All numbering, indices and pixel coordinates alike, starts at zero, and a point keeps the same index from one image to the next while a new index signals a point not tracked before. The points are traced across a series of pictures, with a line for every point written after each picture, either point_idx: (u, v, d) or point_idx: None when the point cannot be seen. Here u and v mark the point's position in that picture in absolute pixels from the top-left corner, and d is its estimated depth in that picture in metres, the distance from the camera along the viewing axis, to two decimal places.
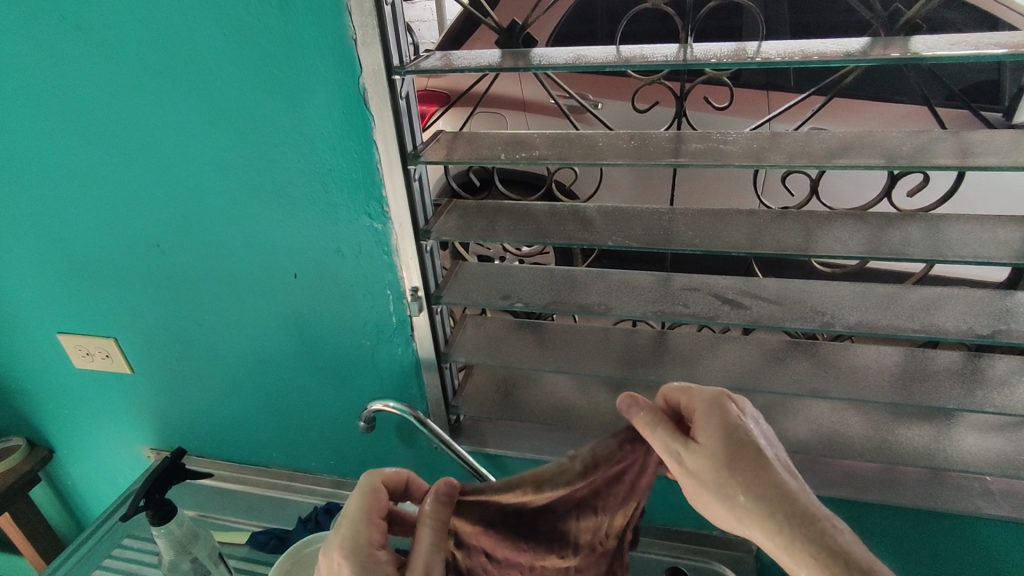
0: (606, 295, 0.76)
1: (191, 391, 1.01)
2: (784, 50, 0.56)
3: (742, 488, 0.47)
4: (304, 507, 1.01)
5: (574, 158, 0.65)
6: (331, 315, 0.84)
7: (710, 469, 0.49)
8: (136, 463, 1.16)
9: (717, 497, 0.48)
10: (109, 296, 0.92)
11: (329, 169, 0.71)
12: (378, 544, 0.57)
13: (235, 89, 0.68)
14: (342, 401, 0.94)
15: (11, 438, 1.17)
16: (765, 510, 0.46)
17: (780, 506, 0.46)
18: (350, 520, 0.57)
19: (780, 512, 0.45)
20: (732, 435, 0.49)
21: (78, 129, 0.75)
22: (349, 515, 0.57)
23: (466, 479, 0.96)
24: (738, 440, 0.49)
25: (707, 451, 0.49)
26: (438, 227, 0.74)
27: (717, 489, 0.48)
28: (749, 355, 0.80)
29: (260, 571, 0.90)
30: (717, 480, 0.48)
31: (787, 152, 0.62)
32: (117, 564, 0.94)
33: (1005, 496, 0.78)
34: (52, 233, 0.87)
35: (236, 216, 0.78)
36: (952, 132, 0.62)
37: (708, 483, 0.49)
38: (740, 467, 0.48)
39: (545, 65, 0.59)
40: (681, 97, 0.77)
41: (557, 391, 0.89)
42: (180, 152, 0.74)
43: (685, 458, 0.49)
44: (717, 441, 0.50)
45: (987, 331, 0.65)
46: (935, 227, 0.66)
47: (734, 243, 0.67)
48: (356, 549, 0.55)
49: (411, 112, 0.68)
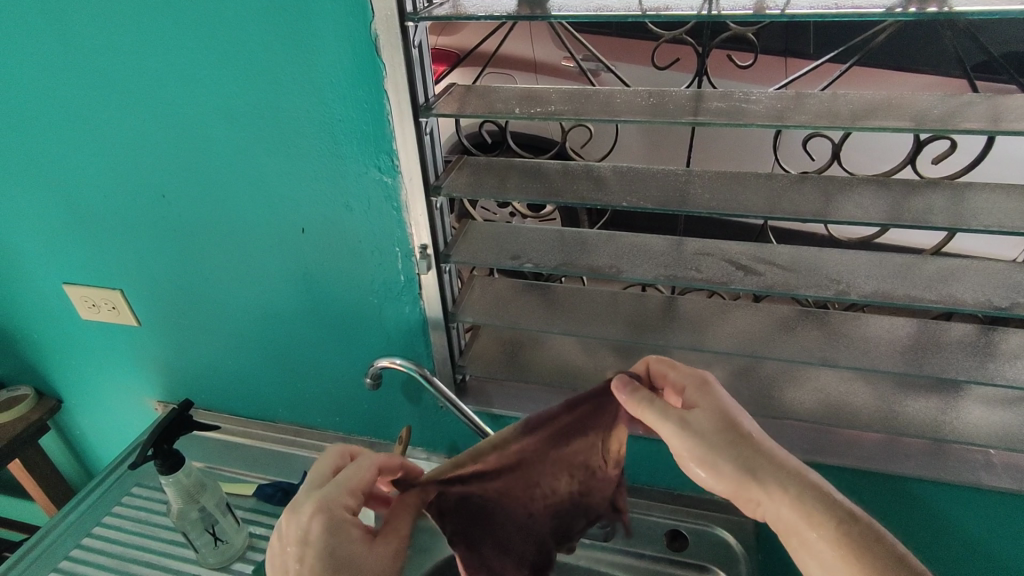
0: (617, 258, 0.75)
1: (199, 344, 1.01)
2: (816, 3, 0.53)
3: (734, 450, 0.58)
4: (308, 461, 1.03)
5: (590, 114, 0.63)
6: (339, 271, 0.84)
7: (710, 434, 0.59)
8: (142, 414, 1.17)
9: (717, 462, 0.58)
10: (114, 247, 0.91)
11: (339, 120, 0.69)
12: (354, 509, 0.60)
13: (241, 34, 0.66)
14: (348, 359, 0.94)
15: (20, 388, 1.18)
16: (762, 467, 0.58)
17: (768, 464, 0.58)
18: (337, 482, 0.60)
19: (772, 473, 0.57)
20: (720, 403, 0.61)
21: (81, 73, 0.73)
22: (336, 478, 0.61)
23: (471, 439, 0.97)
24: (725, 408, 0.61)
25: (703, 420, 0.60)
26: (449, 183, 0.73)
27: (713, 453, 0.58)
28: (760, 322, 0.79)
29: (268, 521, 0.92)
30: (713, 438, 0.59)
31: (812, 113, 0.60)
32: (126, 511, 0.96)
33: (1008, 468, 0.78)
34: (55, 181, 0.85)
35: (244, 166, 0.77)
36: (985, 96, 0.59)
37: (709, 444, 0.59)
38: (728, 433, 0.59)
39: (564, 15, 0.56)
40: (703, 54, 0.74)
41: (563, 353, 0.89)
42: (186, 100, 0.72)
43: (686, 431, 0.59)
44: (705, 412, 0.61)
45: (1005, 303, 0.64)
46: (960, 196, 0.64)
47: (752, 207, 0.65)
48: (334, 509, 0.58)
49: (423, 61, 0.65)
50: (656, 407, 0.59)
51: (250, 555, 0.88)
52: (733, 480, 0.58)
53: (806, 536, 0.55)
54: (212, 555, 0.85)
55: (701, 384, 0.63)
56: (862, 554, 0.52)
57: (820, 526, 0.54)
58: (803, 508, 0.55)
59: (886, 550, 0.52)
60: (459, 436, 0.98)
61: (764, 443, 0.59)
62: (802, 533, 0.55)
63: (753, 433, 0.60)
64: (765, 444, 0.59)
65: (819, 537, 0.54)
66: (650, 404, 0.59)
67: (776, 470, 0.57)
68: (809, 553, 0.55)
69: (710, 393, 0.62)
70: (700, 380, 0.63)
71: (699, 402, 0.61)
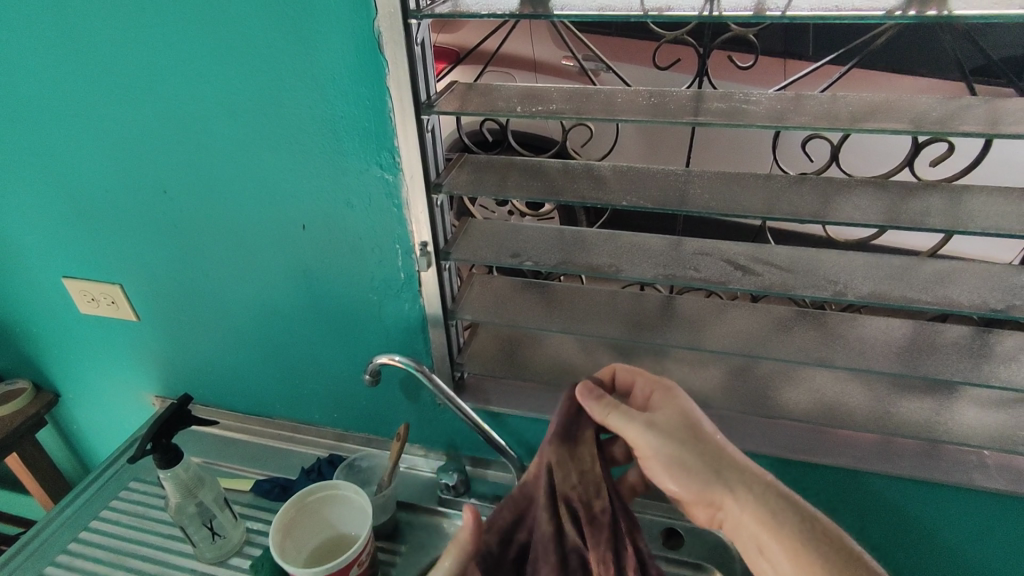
0: (616, 257, 0.75)
1: (197, 340, 1.01)
2: (817, 5, 0.53)
3: (695, 451, 0.61)
4: (306, 458, 1.03)
5: (591, 113, 0.63)
6: (339, 268, 0.84)
7: (673, 436, 0.62)
8: (140, 409, 1.17)
9: (681, 463, 0.60)
10: (115, 242, 0.91)
11: (341, 117, 0.70)
12: None
13: (245, 31, 0.66)
14: (346, 356, 0.94)
15: (17, 381, 1.18)
16: (724, 470, 0.60)
17: (730, 467, 0.60)
18: None
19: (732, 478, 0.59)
20: (683, 408, 0.64)
21: (84, 68, 0.73)
22: None
23: (468, 436, 0.97)
24: (687, 412, 0.64)
25: (666, 422, 0.62)
26: (449, 180, 0.73)
27: (676, 457, 0.60)
28: (757, 322, 0.79)
29: (265, 517, 0.93)
30: (676, 439, 0.61)
31: (812, 115, 0.60)
32: (123, 505, 0.96)
33: (1001, 469, 0.78)
34: (54, 175, 0.85)
35: (245, 162, 0.77)
36: (983, 99, 0.60)
37: (671, 447, 0.61)
38: (691, 434, 0.62)
39: (566, 14, 0.56)
40: (704, 55, 0.74)
41: (561, 352, 0.89)
42: (188, 96, 0.73)
43: (650, 431, 0.62)
44: (668, 415, 0.63)
45: (1001, 306, 0.64)
46: (957, 199, 0.64)
47: (751, 208, 0.66)
48: None
49: (425, 59, 0.66)
50: (621, 412, 0.63)
51: (247, 550, 0.88)
52: (695, 481, 0.60)
53: (766, 538, 0.56)
54: (209, 550, 0.85)
55: (666, 390, 0.66)
56: (820, 556, 0.54)
57: (779, 527, 0.56)
58: (765, 510, 0.57)
59: (841, 545, 0.54)
60: (456, 434, 0.98)
61: (724, 450, 0.61)
62: (762, 536, 0.56)
63: (715, 438, 0.62)
64: (726, 448, 0.62)
65: (777, 539, 0.56)
66: (611, 406, 0.63)
67: (737, 472, 0.59)
68: (770, 555, 0.56)
69: (673, 398, 0.65)
70: (663, 386, 0.66)
71: (663, 406, 0.64)
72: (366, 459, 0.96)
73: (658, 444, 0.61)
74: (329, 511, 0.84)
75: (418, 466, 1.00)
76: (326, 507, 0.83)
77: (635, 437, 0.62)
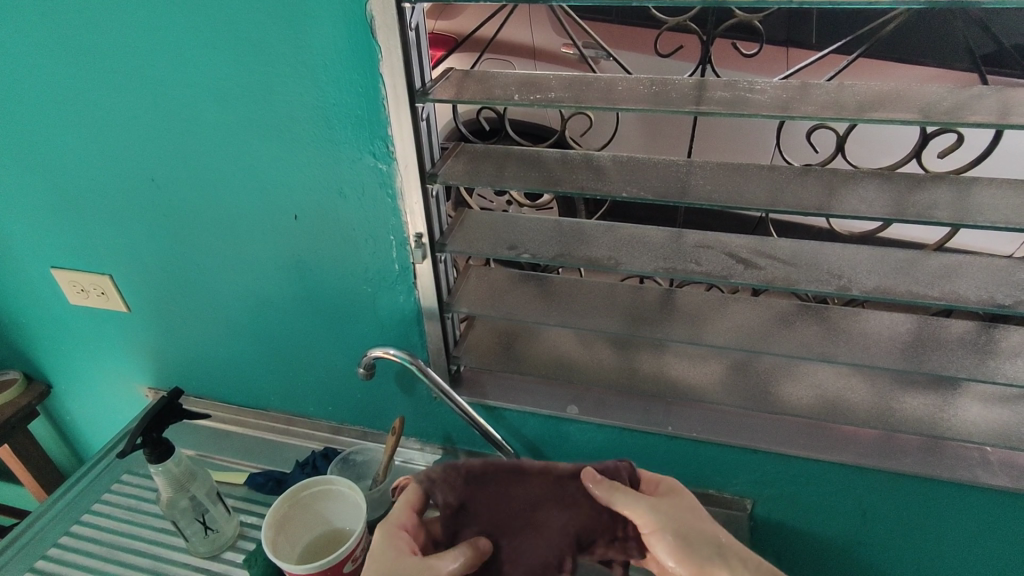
0: (616, 250, 0.73)
1: (190, 332, 1.00)
2: None
3: (692, 537, 0.61)
4: (301, 451, 1.03)
5: (590, 101, 0.61)
6: (332, 259, 0.82)
7: (674, 518, 0.62)
8: (133, 401, 1.16)
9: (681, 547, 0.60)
10: (102, 231, 0.89)
11: (333, 104, 0.68)
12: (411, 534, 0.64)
13: (232, 12, 0.64)
14: (339, 348, 0.93)
15: (9, 372, 1.17)
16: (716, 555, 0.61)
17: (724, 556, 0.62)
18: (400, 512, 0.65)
19: (721, 555, 0.61)
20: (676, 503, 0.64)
21: (68, 53, 0.71)
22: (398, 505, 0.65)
23: (464, 430, 0.96)
24: (680, 504, 0.64)
25: (669, 507, 0.62)
26: (445, 170, 0.71)
27: (678, 543, 0.60)
28: (758, 316, 0.78)
29: (259, 510, 0.92)
30: (676, 527, 0.61)
31: (817, 104, 0.58)
32: (116, 498, 0.95)
33: (1004, 466, 0.77)
34: (39, 163, 0.83)
35: (235, 150, 0.75)
36: (995, 89, 0.58)
37: (674, 527, 0.61)
38: (687, 528, 0.62)
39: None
40: (707, 41, 0.71)
41: (558, 346, 0.88)
42: (175, 81, 0.70)
43: (657, 511, 0.61)
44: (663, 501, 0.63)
45: (1007, 301, 0.63)
46: (965, 191, 0.63)
47: (754, 200, 0.64)
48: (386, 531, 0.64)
49: (420, 43, 0.63)
50: (625, 492, 0.61)
51: (240, 544, 0.87)
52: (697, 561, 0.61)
53: None
54: (202, 543, 0.84)
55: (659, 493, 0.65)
56: None
57: None
58: None
59: None
60: (453, 429, 0.97)
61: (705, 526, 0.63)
62: None
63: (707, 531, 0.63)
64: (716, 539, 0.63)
65: None
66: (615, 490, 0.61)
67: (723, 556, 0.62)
68: None
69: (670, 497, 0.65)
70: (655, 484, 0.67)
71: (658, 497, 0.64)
72: (361, 453, 0.96)
73: (662, 522, 0.61)
74: (322, 505, 0.83)
75: (414, 460, 1.00)
76: (319, 502, 0.82)
77: (639, 520, 0.61)
